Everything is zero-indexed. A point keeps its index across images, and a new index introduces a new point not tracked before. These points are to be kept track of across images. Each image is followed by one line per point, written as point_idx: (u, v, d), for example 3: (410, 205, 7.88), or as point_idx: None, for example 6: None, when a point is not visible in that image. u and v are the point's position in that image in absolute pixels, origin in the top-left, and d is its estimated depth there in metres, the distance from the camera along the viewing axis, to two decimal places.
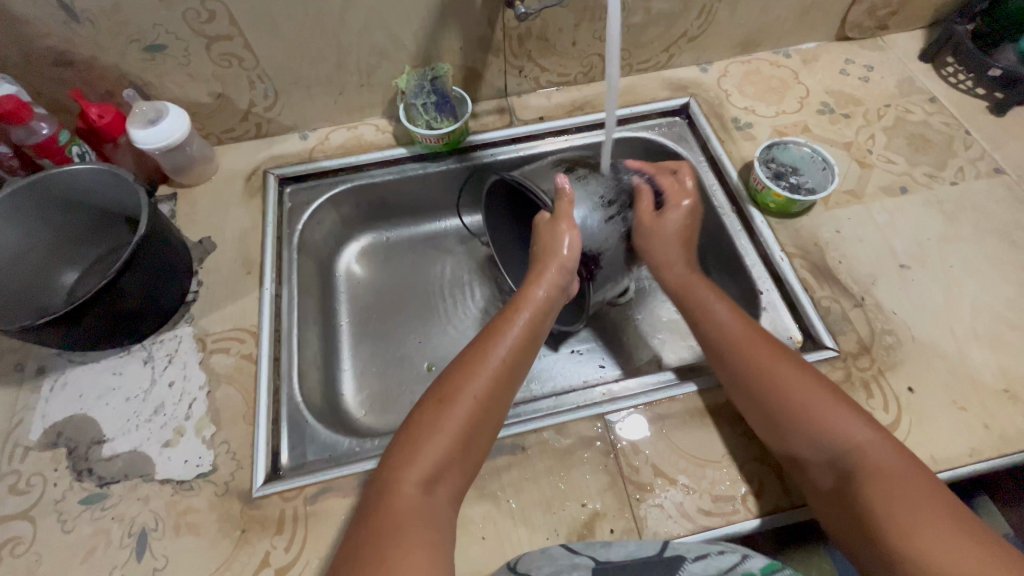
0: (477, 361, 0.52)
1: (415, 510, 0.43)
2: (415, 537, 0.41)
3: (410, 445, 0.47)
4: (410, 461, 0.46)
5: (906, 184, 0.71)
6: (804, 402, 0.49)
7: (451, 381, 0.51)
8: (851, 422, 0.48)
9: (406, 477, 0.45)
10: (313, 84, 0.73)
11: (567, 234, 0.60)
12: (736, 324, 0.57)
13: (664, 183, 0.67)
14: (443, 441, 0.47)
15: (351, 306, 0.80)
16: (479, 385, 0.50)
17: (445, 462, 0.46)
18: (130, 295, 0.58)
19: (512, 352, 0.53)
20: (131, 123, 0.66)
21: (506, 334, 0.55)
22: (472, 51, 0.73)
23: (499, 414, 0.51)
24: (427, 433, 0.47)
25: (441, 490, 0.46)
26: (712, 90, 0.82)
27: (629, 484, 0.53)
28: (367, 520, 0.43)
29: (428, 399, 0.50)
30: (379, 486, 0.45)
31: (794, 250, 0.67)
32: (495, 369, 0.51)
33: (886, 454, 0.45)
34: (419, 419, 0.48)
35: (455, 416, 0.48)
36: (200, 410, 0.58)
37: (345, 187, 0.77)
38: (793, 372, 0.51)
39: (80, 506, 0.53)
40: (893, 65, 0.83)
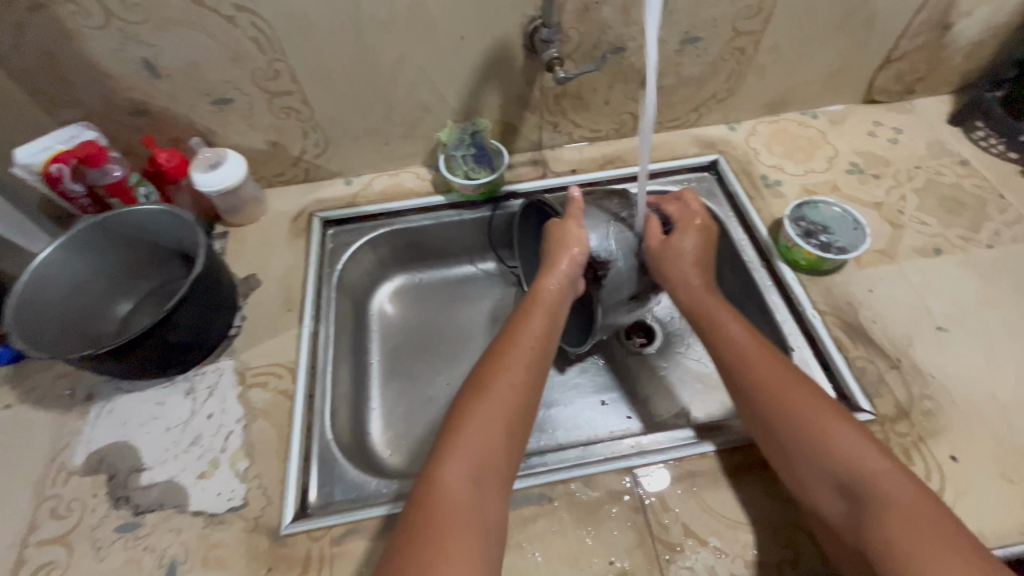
0: (508, 355, 0.55)
1: (465, 498, 0.44)
2: (466, 527, 0.42)
3: (454, 436, 0.48)
4: (455, 453, 0.47)
5: (940, 245, 0.71)
6: (815, 422, 0.49)
7: (484, 374, 0.53)
8: (857, 446, 0.47)
9: (450, 470, 0.45)
10: (361, 135, 0.78)
11: (578, 231, 0.64)
12: (754, 344, 0.56)
13: (672, 210, 0.69)
14: (485, 427, 0.49)
15: (382, 345, 0.82)
16: (512, 373, 0.53)
17: (489, 453, 0.48)
18: (182, 328, 0.61)
19: (537, 342, 0.57)
20: (194, 168, 0.71)
21: (529, 328, 0.59)
22: (511, 108, 0.78)
23: (532, 402, 0.54)
24: (468, 424, 0.49)
25: (487, 482, 0.46)
26: (741, 147, 0.84)
27: (658, 543, 0.52)
28: (412, 517, 0.43)
29: (464, 393, 0.52)
30: (424, 482, 0.45)
31: (826, 308, 0.66)
32: (527, 359, 0.55)
33: (896, 480, 0.44)
34: (457, 412, 0.50)
35: (493, 403, 0.51)
36: (235, 443, 0.59)
37: (384, 230, 0.81)
38: (804, 392, 0.51)
39: (115, 534, 0.54)
40: (922, 128, 0.85)
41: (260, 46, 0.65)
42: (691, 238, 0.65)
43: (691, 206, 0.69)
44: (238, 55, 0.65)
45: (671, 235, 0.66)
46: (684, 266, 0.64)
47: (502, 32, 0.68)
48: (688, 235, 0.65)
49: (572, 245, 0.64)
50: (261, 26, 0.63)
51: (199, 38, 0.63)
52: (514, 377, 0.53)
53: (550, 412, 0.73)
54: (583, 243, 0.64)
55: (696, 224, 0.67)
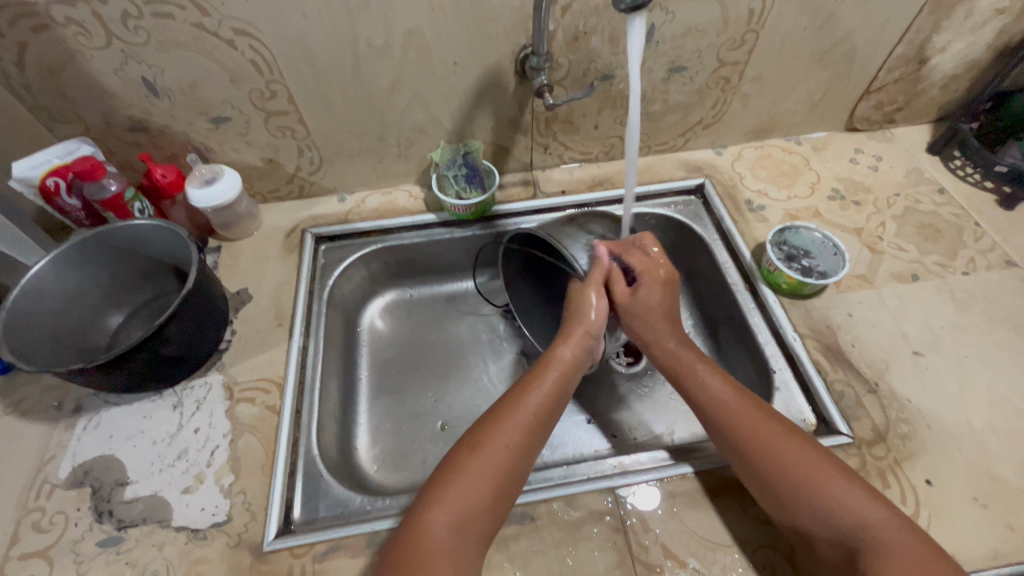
0: (510, 415, 0.55)
1: (440, 554, 0.45)
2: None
3: (443, 490, 0.49)
4: (439, 507, 0.48)
5: (918, 271, 0.73)
6: (809, 474, 0.50)
7: (484, 428, 0.54)
8: (855, 498, 0.48)
9: (430, 524, 0.47)
10: (355, 154, 0.80)
11: (595, 298, 0.65)
12: (734, 395, 0.57)
13: (634, 261, 0.66)
14: (475, 486, 0.49)
15: (371, 361, 0.82)
16: (509, 432, 0.54)
17: (474, 513, 0.48)
18: (171, 343, 0.61)
19: (542, 405, 0.57)
20: (189, 183, 0.73)
21: (535, 382, 0.59)
22: (503, 130, 0.80)
23: (526, 463, 0.54)
24: (455, 480, 0.50)
25: (465, 541, 0.47)
26: (726, 172, 0.87)
27: (638, 564, 0.52)
28: (392, 563, 0.45)
29: (462, 445, 0.53)
30: (406, 528, 0.48)
31: (806, 331, 0.68)
32: (528, 423, 0.55)
33: (894, 532, 0.46)
34: (451, 464, 0.51)
35: (486, 460, 0.51)
36: (221, 458, 0.60)
37: (376, 247, 0.82)
38: (791, 443, 0.52)
39: (97, 549, 0.54)
40: (901, 156, 0.87)
41: (258, 67, 0.66)
42: (657, 294, 0.65)
43: (653, 255, 0.67)
44: (236, 76, 0.67)
45: (639, 291, 0.65)
46: (657, 322, 0.65)
47: (495, 58, 0.70)
48: (652, 291, 0.65)
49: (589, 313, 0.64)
50: (259, 49, 0.64)
51: (199, 60, 0.65)
52: (512, 437, 0.53)
53: None
54: (600, 313, 0.64)
55: (661, 277, 0.66)
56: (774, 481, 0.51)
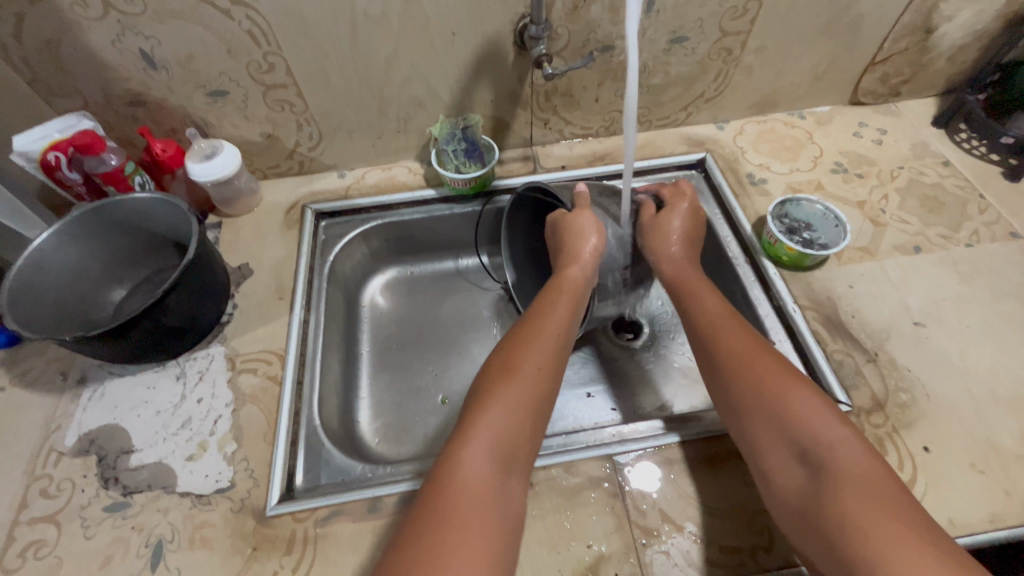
0: (534, 342, 0.55)
1: (487, 478, 0.44)
2: (486, 506, 0.42)
3: (478, 415, 0.48)
4: (478, 431, 0.46)
5: (920, 243, 0.73)
6: (778, 395, 0.50)
7: (510, 357, 0.54)
8: (825, 421, 0.47)
9: (472, 450, 0.45)
10: (354, 129, 0.80)
11: (591, 228, 0.64)
12: (728, 320, 0.58)
13: (666, 192, 0.72)
14: (509, 409, 0.48)
15: (372, 336, 0.83)
16: (538, 358, 0.53)
17: (512, 439, 0.47)
18: (173, 313, 0.62)
19: (562, 331, 0.57)
20: (189, 157, 0.73)
21: (554, 313, 0.59)
22: (503, 104, 0.79)
23: (553, 391, 0.53)
24: (492, 405, 0.48)
25: (509, 467, 0.46)
26: (728, 146, 0.86)
27: (636, 528, 0.53)
28: (434, 490, 0.43)
29: (490, 374, 0.53)
30: (444, 457, 0.45)
31: (806, 303, 0.68)
32: (552, 346, 0.55)
33: (857, 458, 0.44)
34: (482, 393, 0.50)
35: (518, 385, 0.50)
36: (224, 427, 0.60)
37: (376, 223, 0.82)
38: (771, 369, 0.52)
39: (103, 513, 0.55)
40: (906, 129, 0.86)
41: (254, 38, 0.66)
42: (681, 218, 0.68)
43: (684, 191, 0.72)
44: (233, 48, 0.66)
45: (662, 213, 0.69)
46: (671, 236, 0.67)
47: (493, 29, 0.69)
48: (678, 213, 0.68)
49: (588, 231, 0.65)
50: (256, 19, 0.64)
51: (196, 31, 0.64)
52: (541, 363, 0.53)
53: None
54: (599, 231, 0.65)
55: (688, 206, 0.69)
56: (741, 399, 0.52)
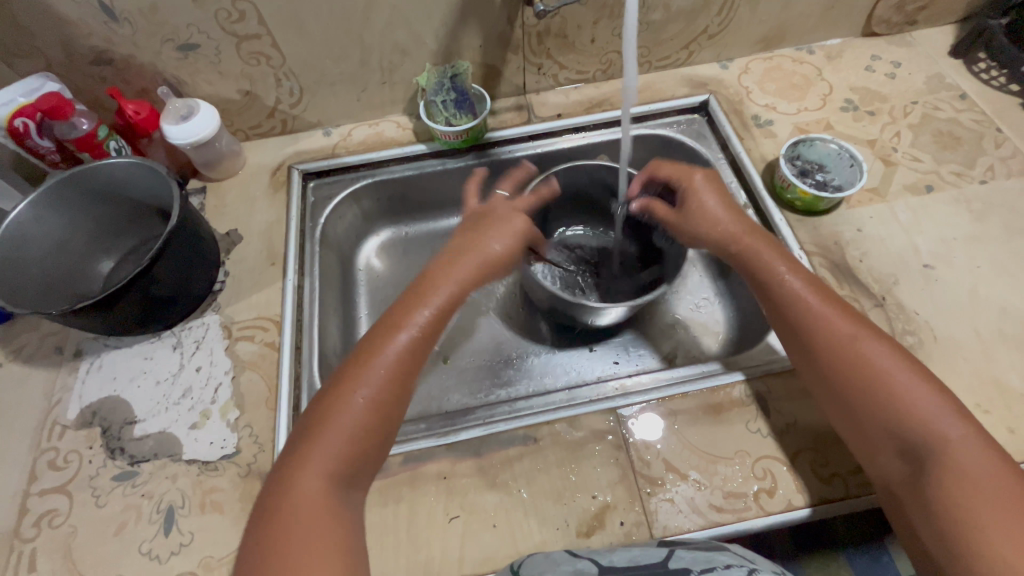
0: (377, 348, 0.50)
1: (315, 514, 0.44)
2: (314, 542, 0.42)
3: (308, 446, 0.46)
4: (307, 461, 0.45)
5: (933, 182, 0.70)
6: (889, 384, 0.48)
7: (350, 370, 0.49)
8: (936, 411, 0.46)
9: (300, 487, 0.44)
10: (336, 82, 0.75)
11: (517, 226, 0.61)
12: (824, 299, 0.53)
13: (668, 168, 0.65)
14: (340, 433, 0.46)
15: (370, 299, 0.82)
16: (380, 372, 0.49)
17: (345, 461, 0.46)
18: (161, 283, 0.60)
19: (405, 328, 0.51)
20: (165, 119, 0.69)
21: (407, 316, 0.52)
22: (492, 49, 0.74)
23: (401, 401, 0.50)
24: (327, 431, 0.46)
25: (343, 490, 0.46)
26: (732, 87, 0.81)
27: (640, 478, 0.53)
28: (262, 532, 0.43)
29: (328, 390, 0.49)
30: (274, 494, 0.45)
31: (813, 249, 0.66)
32: (399, 353, 0.50)
33: (973, 450, 0.44)
34: (322, 413, 0.47)
35: (353, 408, 0.47)
36: (225, 395, 0.60)
37: (366, 182, 0.79)
38: (879, 350, 0.49)
39: (113, 482, 0.55)
40: (921, 61, 0.81)
41: None
42: (711, 199, 0.62)
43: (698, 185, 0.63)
44: None
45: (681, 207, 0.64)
46: (717, 222, 0.61)
47: None
48: (702, 198, 0.62)
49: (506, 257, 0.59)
50: None
51: None
52: (381, 382, 0.49)
53: (537, 359, 0.74)
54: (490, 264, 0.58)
55: (696, 181, 0.64)
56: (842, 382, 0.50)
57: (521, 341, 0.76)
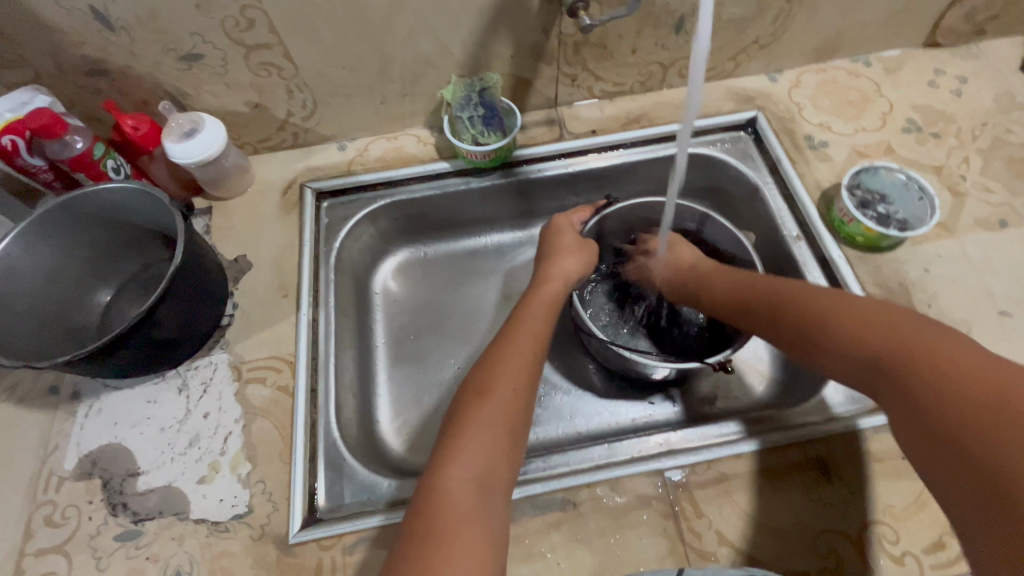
0: (506, 355, 0.51)
1: (469, 507, 0.39)
2: (468, 532, 0.37)
3: (453, 441, 0.44)
4: (456, 457, 0.42)
5: (1006, 216, 0.64)
6: (820, 311, 0.47)
7: (485, 377, 0.49)
8: (869, 322, 0.44)
9: (452, 478, 0.41)
10: (352, 93, 0.69)
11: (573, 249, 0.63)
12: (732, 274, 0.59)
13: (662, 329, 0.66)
14: (482, 431, 0.44)
15: (387, 326, 0.76)
16: (514, 378, 0.48)
17: (490, 460, 0.43)
18: (164, 325, 0.55)
19: (535, 341, 0.53)
20: (165, 136, 0.63)
21: (529, 327, 0.54)
22: (524, 60, 0.68)
23: (530, 403, 0.48)
24: (469, 428, 0.44)
25: (492, 492, 0.41)
26: (782, 102, 0.75)
27: (691, 552, 0.48)
28: (412, 529, 0.38)
29: (463, 397, 0.48)
30: (423, 490, 0.41)
31: (875, 290, 0.60)
32: (527, 361, 0.51)
33: (920, 340, 0.40)
34: (458, 415, 0.46)
35: (494, 407, 0.46)
36: (235, 445, 0.55)
37: (383, 201, 0.73)
38: (798, 290, 0.51)
39: (115, 543, 0.51)
40: (989, 76, 0.74)
41: None
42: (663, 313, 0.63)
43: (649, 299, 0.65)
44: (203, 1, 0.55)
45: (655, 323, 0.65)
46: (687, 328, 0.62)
47: None
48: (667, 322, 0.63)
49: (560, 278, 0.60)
50: None
51: None
52: (516, 383, 0.48)
53: (568, 399, 0.69)
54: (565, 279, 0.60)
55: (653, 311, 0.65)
56: (804, 328, 0.48)
57: (550, 378, 0.71)
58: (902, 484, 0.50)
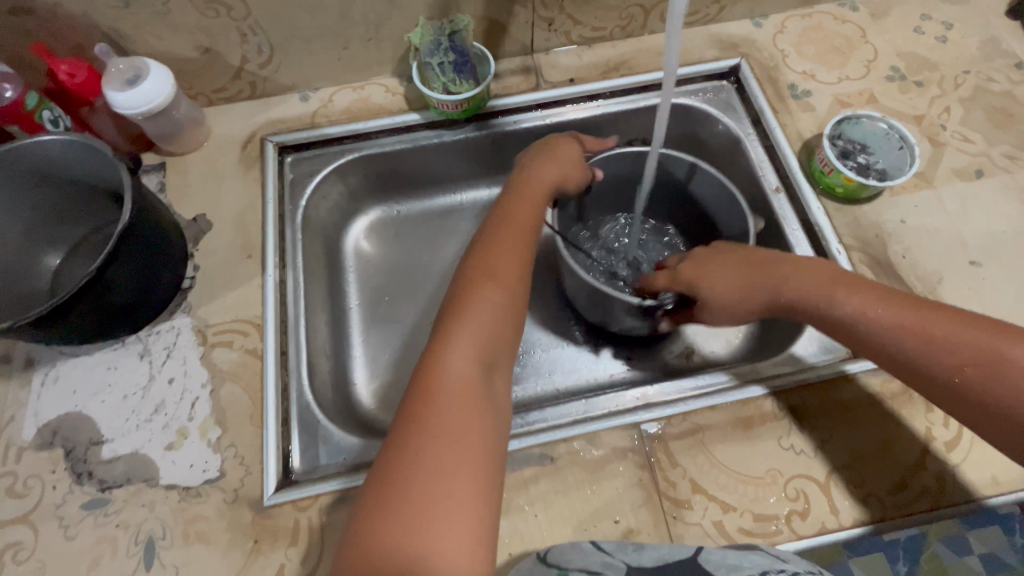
0: (501, 249, 0.49)
1: (467, 394, 0.39)
2: (467, 425, 0.38)
3: (439, 346, 0.42)
4: (452, 346, 0.41)
5: (983, 166, 0.63)
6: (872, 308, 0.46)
7: (482, 264, 0.48)
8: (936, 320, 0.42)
9: (450, 365, 0.40)
10: (312, 38, 0.64)
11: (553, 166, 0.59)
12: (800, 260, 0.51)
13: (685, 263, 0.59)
14: (470, 336, 0.42)
15: (361, 287, 0.74)
16: (507, 271, 0.47)
17: (488, 348, 0.43)
18: (118, 288, 0.52)
19: (526, 234, 0.52)
20: (106, 84, 0.57)
21: (520, 220, 0.53)
22: (497, 0, 0.63)
23: (521, 305, 0.47)
24: (468, 318, 0.43)
25: (492, 381, 0.42)
26: (766, 49, 0.72)
27: (665, 500, 0.49)
28: (407, 421, 0.38)
29: (461, 282, 0.47)
30: (419, 376, 0.40)
31: (852, 242, 0.60)
32: (519, 256, 0.49)
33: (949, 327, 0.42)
34: (454, 301, 0.45)
35: (478, 321, 0.43)
36: (204, 410, 0.54)
37: (351, 156, 0.69)
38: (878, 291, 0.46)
39: (82, 512, 0.50)
40: (975, 22, 0.72)
41: None
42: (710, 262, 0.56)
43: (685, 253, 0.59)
44: None
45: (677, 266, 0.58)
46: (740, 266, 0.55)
47: None
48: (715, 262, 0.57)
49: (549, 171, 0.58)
50: None
51: None
52: (513, 275, 0.47)
53: (547, 356, 0.69)
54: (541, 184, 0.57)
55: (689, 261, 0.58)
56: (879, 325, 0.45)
57: (528, 335, 0.70)
58: (869, 429, 0.52)
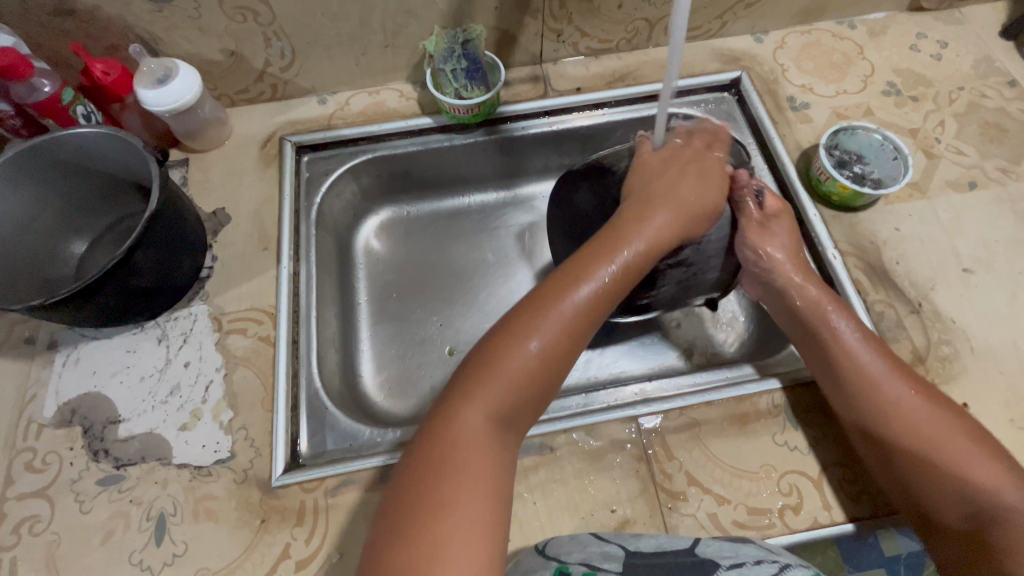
0: (550, 290, 0.46)
1: (480, 459, 0.40)
2: (477, 491, 0.39)
3: (460, 397, 0.43)
4: (474, 397, 0.42)
5: (976, 178, 0.65)
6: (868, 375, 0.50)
7: (521, 307, 0.46)
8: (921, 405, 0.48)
9: (467, 422, 0.41)
10: (333, 44, 0.67)
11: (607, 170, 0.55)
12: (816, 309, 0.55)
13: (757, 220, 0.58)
14: (493, 394, 0.42)
15: (370, 284, 0.76)
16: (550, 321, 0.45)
17: (510, 405, 0.43)
18: (142, 273, 0.54)
19: (605, 273, 0.47)
20: (139, 82, 0.61)
21: (583, 261, 0.47)
22: (509, 12, 0.67)
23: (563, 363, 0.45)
24: (495, 370, 0.43)
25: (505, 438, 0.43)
26: (767, 63, 0.75)
27: (661, 492, 0.51)
28: (418, 476, 0.39)
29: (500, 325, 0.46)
30: (436, 425, 0.42)
31: (847, 248, 0.62)
32: (568, 308, 0.45)
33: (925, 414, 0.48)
34: (491, 341, 0.45)
35: (504, 375, 0.43)
36: (217, 394, 0.56)
37: (365, 157, 0.72)
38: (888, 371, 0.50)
39: (97, 487, 0.51)
40: (969, 41, 0.75)
41: None
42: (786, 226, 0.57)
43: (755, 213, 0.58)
44: None
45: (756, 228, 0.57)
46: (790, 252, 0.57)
47: None
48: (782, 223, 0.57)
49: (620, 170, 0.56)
50: None
51: None
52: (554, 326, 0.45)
53: None
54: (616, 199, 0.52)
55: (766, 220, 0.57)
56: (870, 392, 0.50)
57: None
58: None
